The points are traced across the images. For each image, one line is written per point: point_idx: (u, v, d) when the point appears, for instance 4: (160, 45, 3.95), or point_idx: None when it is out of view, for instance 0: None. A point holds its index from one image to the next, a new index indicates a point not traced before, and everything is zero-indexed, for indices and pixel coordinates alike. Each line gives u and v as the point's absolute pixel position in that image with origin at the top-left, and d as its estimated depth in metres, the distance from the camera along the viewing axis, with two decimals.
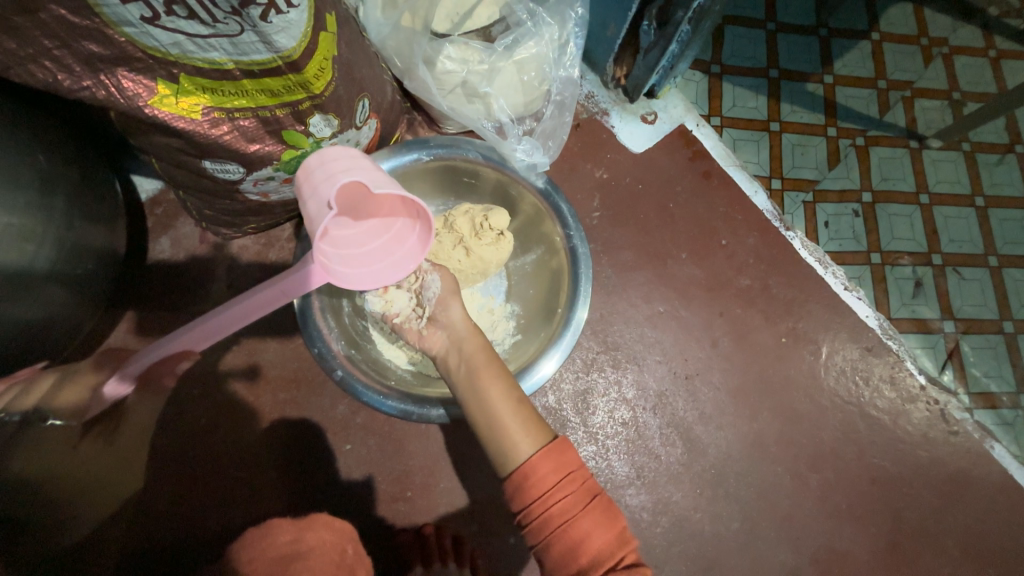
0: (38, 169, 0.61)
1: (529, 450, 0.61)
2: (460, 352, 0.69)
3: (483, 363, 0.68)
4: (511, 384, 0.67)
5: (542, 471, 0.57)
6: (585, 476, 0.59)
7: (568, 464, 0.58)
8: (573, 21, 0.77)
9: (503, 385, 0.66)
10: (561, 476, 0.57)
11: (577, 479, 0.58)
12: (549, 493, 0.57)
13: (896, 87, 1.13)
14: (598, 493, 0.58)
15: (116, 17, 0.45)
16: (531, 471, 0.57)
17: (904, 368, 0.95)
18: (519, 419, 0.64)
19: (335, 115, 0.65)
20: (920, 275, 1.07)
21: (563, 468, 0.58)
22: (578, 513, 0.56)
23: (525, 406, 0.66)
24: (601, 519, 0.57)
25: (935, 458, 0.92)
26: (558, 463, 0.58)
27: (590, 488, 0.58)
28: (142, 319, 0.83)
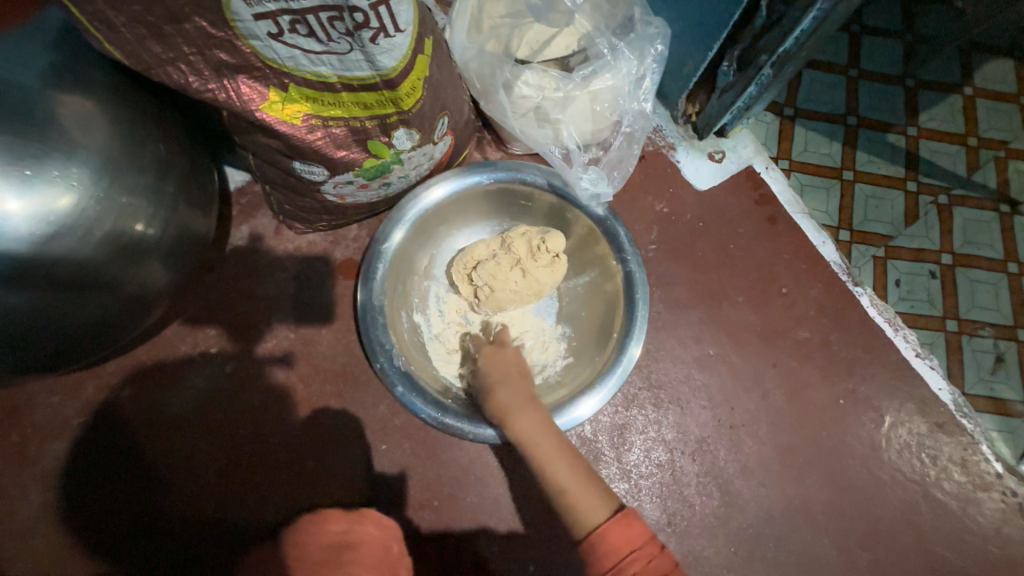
0: (159, 157, 0.68)
1: (594, 522, 0.61)
2: (510, 425, 0.70)
3: (537, 430, 0.69)
4: (573, 460, 0.67)
5: (606, 545, 0.59)
6: (649, 554, 0.58)
7: (632, 538, 0.59)
8: (652, 56, 0.79)
9: (568, 462, 0.67)
10: (625, 553, 0.58)
11: (641, 555, 0.58)
12: (613, 567, 0.58)
13: (988, 145, 1.07)
14: (665, 573, 0.57)
15: (247, 31, 0.51)
16: (595, 544, 0.59)
17: (978, 452, 0.87)
18: (580, 487, 0.64)
19: (417, 130, 0.69)
20: (1002, 350, 0.98)
21: (626, 543, 0.59)
22: None
23: (586, 473, 0.67)
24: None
25: (1009, 557, 0.83)
26: (619, 538, 0.59)
27: (656, 566, 0.58)
28: (213, 298, 0.89)
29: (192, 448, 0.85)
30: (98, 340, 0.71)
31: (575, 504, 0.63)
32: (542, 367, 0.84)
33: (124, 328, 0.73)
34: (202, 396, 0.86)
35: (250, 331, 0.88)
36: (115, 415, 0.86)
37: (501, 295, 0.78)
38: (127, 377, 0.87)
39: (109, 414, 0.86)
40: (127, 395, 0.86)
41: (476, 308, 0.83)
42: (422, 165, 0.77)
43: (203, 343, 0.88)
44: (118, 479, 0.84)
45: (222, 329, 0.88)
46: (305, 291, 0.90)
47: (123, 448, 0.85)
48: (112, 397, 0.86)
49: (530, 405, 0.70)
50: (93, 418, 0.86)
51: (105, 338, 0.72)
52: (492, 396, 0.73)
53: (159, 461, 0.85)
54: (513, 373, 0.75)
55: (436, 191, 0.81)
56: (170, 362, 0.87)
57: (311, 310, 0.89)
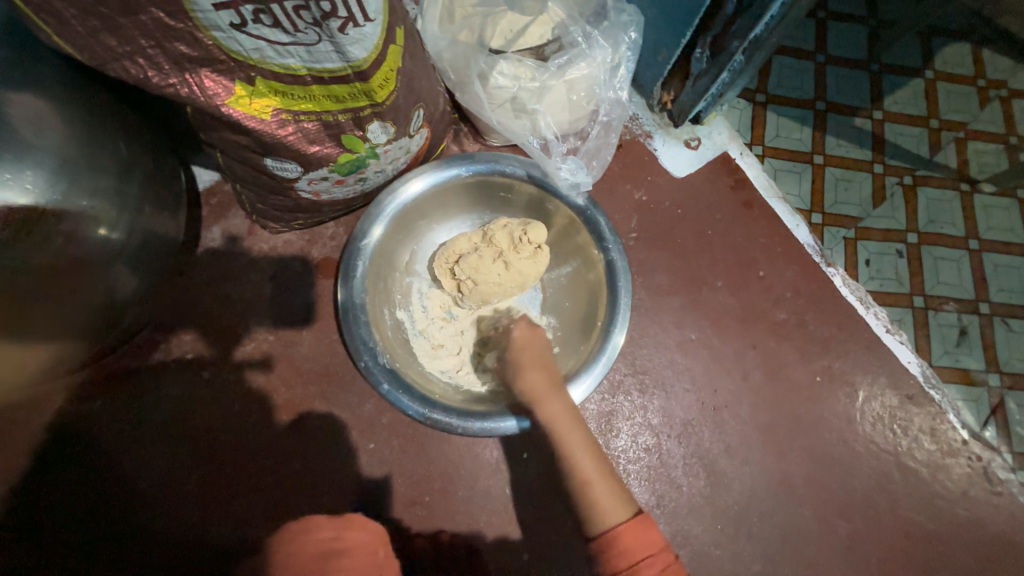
0: (119, 157, 0.65)
1: (613, 519, 0.62)
2: (540, 410, 0.70)
3: (566, 423, 0.69)
4: (595, 454, 0.69)
5: (624, 544, 0.60)
6: (666, 560, 0.60)
7: (648, 543, 0.60)
8: (626, 45, 0.79)
9: (593, 457, 0.68)
10: (642, 554, 0.60)
11: (657, 560, 0.59)
12: (627, 566, 0.59)
13: (948, 127, 1.11)
14: None
15: (207, 22, 0.48)
16: (612, 541, 0.61)
17: (946, 421, 0.91)
18: (603, 485, 0.66)
19: (392, 123, 0.68)
20: (965, 323, 1.02)
21: (644, 545, 0.60)
22: None
23: (608, 470, 0.68)
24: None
25: (976, 518, 0.88)
26: (638, 539, 0.60)
27: (670, 572, 0.59)
28: (187, 302, 0.87)
29: (171, 457, 0.83)
30: (64, 351, 0.68)
31: (595, 498, 0.65)
32: None
33: (93, 337, 0.70)
34: (178, 403, 0.84)
35: (226, 335, 0.86)
36: (86, 427, 0.83)
37: (484, 288, 0.78)
38: (97, 387, 0.84)
39: (79, 426, 0.83)
40: (99, 407, 0.83)
41: (460, 302, 0.83)
42: (398, 159, 0.76)
43: (177, 349, 0.85)
44: (92, 493, 0.81)
45: (197, 334, 0.86)
46: (283, 291, 0.88)
47: (97, 461, 0.82)
48: (83, 409, 0.83)
49: (559, 392, 0.71)
50: (63, 432, 0.82)
51: (72, 347, 0.69)
52: (523, 373, 0.73)
53: (136, 473, 0.82)
54: (543, 355, 0.76)
55: (414, 184, 0.80)
56: (144, 370, 0.84)
57: (290, 311, 0.87)
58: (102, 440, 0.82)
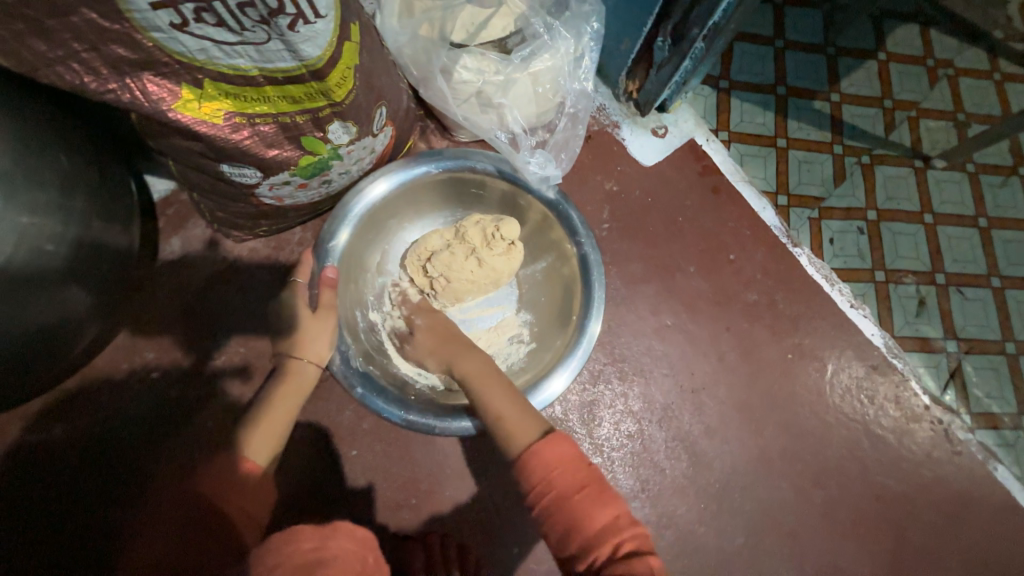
0: (61, 169, 0.61)
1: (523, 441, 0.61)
2: (456, 370, 0.72)
3: (480, 373, 0.70)
4: (509, 390, 0.67)
5: (534, 460, 0.58)
6: (576, 465, 0.57)
7: (558, 454, 0.57)
8: (588, 35, 0.79)
9: (504, 392, 0.67)
10: (551, 464, 0.57)
11: (566, 468, 0.57)
12: (540, 481, 0.57)
13: (901, 107, 1.15)
14: (587, 484, 0.56)
15: (146, 23, 0.46)
16: (523, 461, 0.59)
17: (908, 388, 0.95)
18: (515, 413, 0.64)
19: (354, 123, 0.66)
20: (924, 293, 1.07)
21: (554, 457, 0.57)
22: (567, 500, 0.55)
23: (522, 401, 0.66)
24: (587, 506, 0.55)
25: (940, 477, 0.92)
26: (547, 451, 0.58)
27: (581, 478, 0.56)
28: (150, 318, 0.83)
29: (139, 478, 0.79)
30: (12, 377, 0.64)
31: (508, 426, 0.63)
32: (506, 357, 0.85)
33: (44, 360, 0.67)
34: (146, 422, 0.81)
35: (194, 350, 0.83)
36: (46, 452, 0.79)
37: (457, 285, 0.78)
38: (57, 410, 0.80)
39: (39, 453, 0.79)
40: (60, 433, 0.79)
41: (433, 300, 0.83)
42: (363, 159, 0.74)
43: (142, 367, 0.82)
44: (57, 521, 0.77)
45: (162, 350, 0.83)
46: (251, 301, 0.85)
47: (61, 488, 0.78)
48: (43, 437, 0.79)
49: (472, 349, 0.74)
50: (23, 462, 0.78)
51: (22, 373, 0.65)
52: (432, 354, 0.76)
53: (104, 497, 0.79)
54: (449, 330, 0.78)
55: (378, 185, 0.78)
56: (108, 391, 0.81)
57: (260, 321, 0.84)
58: (63, 465, 0.79)
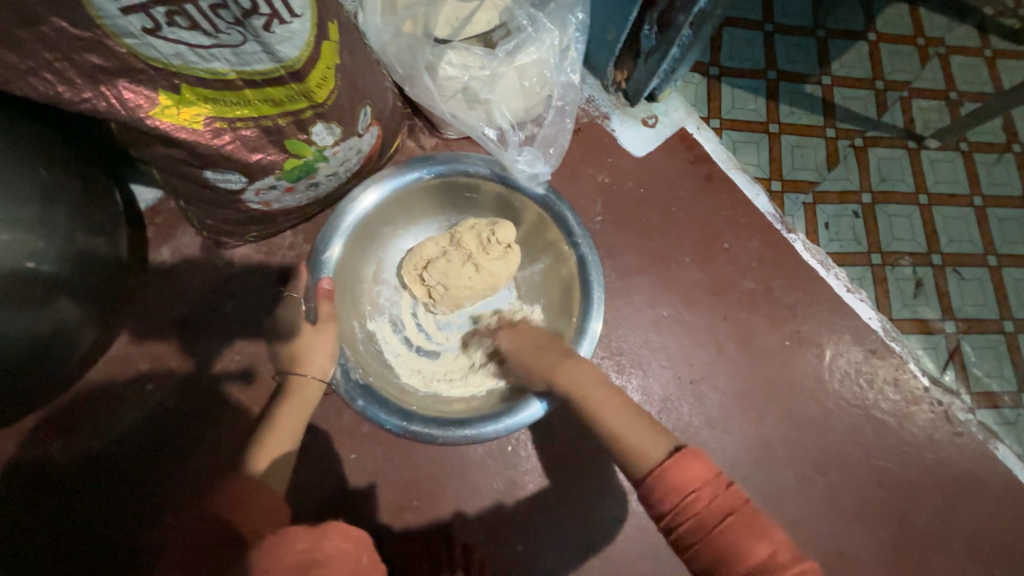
0: (40, 181, 0.60)
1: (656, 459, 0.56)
2: (556, 383, 0.68)
3: (580, 381, 0.66)
4: (619, 400, 0.63)
5: (670, 482, 0.52)
6: (717, 490, 0.51)
7: (693, 474, 0.52)
8: (573, 26, 0.77)
9: (617, 403, 0.63)
10: (691, 489, 0.52)
11: (707, 491, 0.51)
12: (678, 506, 0.51)
13: (893, 87, 1.14)
14: (734, 511, 0.50)
15: (117, 29, 0.45)
16: (656, 482, 0.53)
17: (908, 370, 0.95)
18: (633, 427, 0.60)
19: (337, 124, 0.65)
20: (921, 275, 1.07)
21: (691, 481, 0.52)
22: (711, 531, 0.50)
23: (637, 413, 0.62)
24: (737, 540, 0.49)
25: (941, 459, 0.92)
26: (682, 474, 0.52)
27: (723, 504, 0.51)
28: (143, 328, 0.82)
29: (139, 490, 0.79)
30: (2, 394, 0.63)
31: (629, 442, 0.59)
32: None
33: (35, 376, 0.66)
34: (143, 434, 0.80)
35: (189, 359, 0.82)
36: (45, 468, 0.79)
37: (456, 292, 0.78)
38: (53, 426, 0.80)
39: (38, 468, 0.79)
40: (57, 448, 0.79)
41: (432, 308, 0.82)
42: (350, 160, 0.73)
43: (136, 379, 0.81)
44: (60, 535, 0.78)
45: (157, 361, 0.82)
46: (244, 307, 0.84)
47: (62, 502, 0.78)
48: (40, 453, 0.79)
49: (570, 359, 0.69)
50: (22, 479, 0.78)
51: (13, 389, 0.64)
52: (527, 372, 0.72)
53: (105, 510, 0.79)
54: (536, 339, 0.76)
55: (369, 196, 0.77)
56: (103, 403, 0.81)
57: (253, 328, 0.84)
58: (62, 479, 0.79)
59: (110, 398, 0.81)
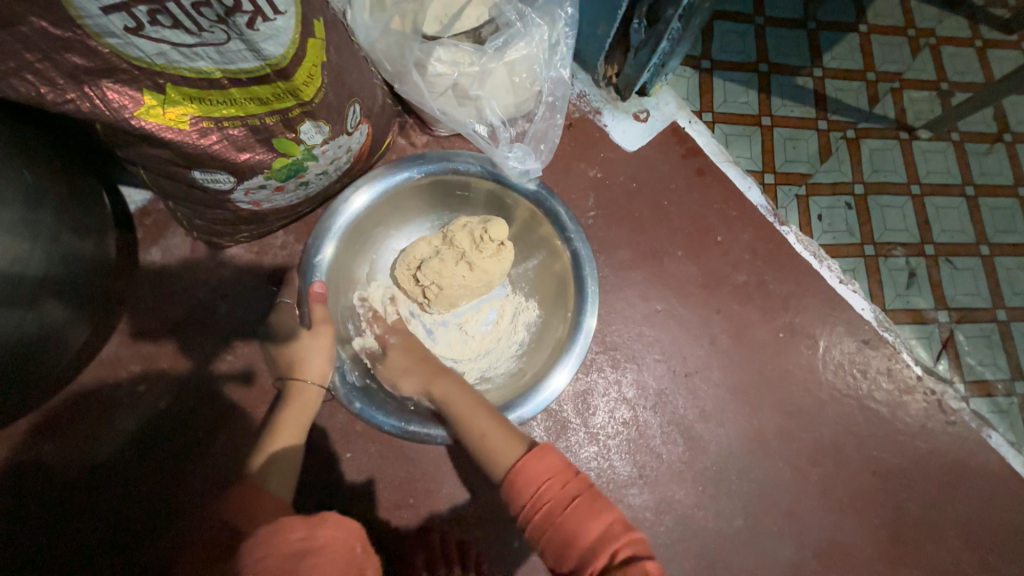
0: (25, 184, 0.59)
1: (510, 462, 0.62)
2: (431, 392, 0.74)
3: (452, 392, 0.72)
4: (485, 408, 0.69)
5: (523, 476, 0.58)
6: (568, 477, 0.57)
7: (542, 469, 0.57)
8: (563, 20, 0.76)
9: (482, 409, 0.69)
10: (541, 479, 0.57)
11: (557, 479, 0.57)
12: (532, 498, 0.56)
13: (884, 78, 1.14)
14: (580, 495, 0.55)
15: (98, 28, 0.44)
16: (511, 478, 0.59)
17: (901, 360, 0.95)
18: (495, 432, 0.66)
19: (325, 121, 0.65)
20: (913, 265, 1.07)
21: (543, 471, 0.57)
22: (559, 517, 0.55)
23: (502, 420, 0.68)
24: (580, 521, 0.54)
25: (934, 448, 0.93)
26: (536, 467, 0.58)
27: (571, 488, 0.56)
28: (134, 331, 0.82)
29: (133, 492, 0.79)
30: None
31: (489, 446, 0.65)
32: (502, 359, 0.84)
33: (26, 380, 0.66)
34: (137, 437, 0.80)
35: (182, 361, 0.82)
36: (39, 472, 0.78)
37: (450, 292, 0.78)
38: (46, 429, 0.79)
39: (31, 471, 0.78)
40: (50, 453, 0.79)
41: (427, 308, 0.82)
42: (339, 158, 0.73)
43: (129, 381, 0.81)
44: (53, 539, 0.77)
45: (150, 363, 0.82)
46: (236, 308, 0.84)
47: (56, 506, 0.78)
48: (32, 458, 0.79)
49: (445, 372, 0.75)
50: (15, 484, 0.78)
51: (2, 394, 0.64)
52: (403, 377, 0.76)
53: (99, 512, 0.78)
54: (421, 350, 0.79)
55: (361, 198, 0.78)
56: (96, 407, 0.80)
57: (247, 329, 0.83)
58: (57, 483, 0.79)
59: (103, 401, 0.80)
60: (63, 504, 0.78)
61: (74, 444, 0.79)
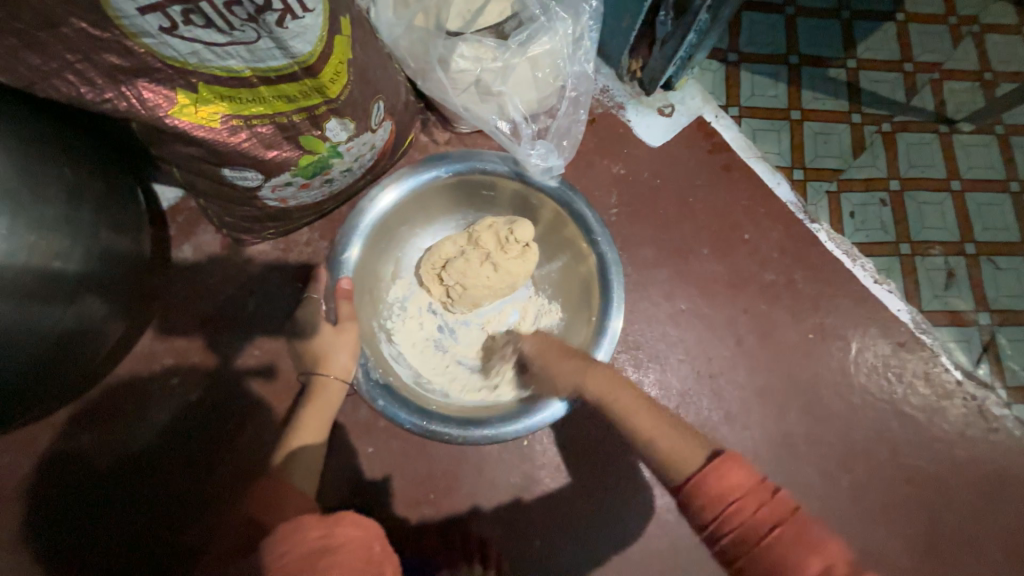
0: (65, 181, 0.62)
1: (689, 468, 0.55)
2: (584, 387, 0.68)
3: (614, 385, 0.66)
4: (646, 402, 0.64)
5: (709, 493, 0.52)
6: (763, 498, 0.50)
7: (733, 486, 0.51)
8: (587, 14, 0.75)
9: (648, 407, 0.63)
10: (733, 499, 0.51)
11: (751, 501, 0.50)
12: (719, 518, 0.51)
13: (923, 69, 1.09)
14: (783, 521, 0.49)
15: (135, 28, 0.45)
16: (693, 493, 0.53)
17: (939, 364, 0.91)
18: (667, 435, 0.60)
19: (350, 118, 0.65)
20: (953, 265, 1.02)
21: (732, 491, 0.51)
22: (756, 543, 0.49)
23: (668, 419, 0.62)
24: (788, 551, 0.48)
25: (974, 456, 0.89)
26: (724, 483, 0.52)
27: (771, 514, 0.49)
28: (166, 324, 0.85)
29: (165, 481, 0.82)
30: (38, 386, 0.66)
31: (662, 448, 0.59)
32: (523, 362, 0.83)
33: (67, 370, 0.69)
34: (169, 427, 0.83)
35: (211, 354, 0.84)
36: (78, 459, 0.82)
37: (474, 292, 0.77)
38: (85, 418, 0.82)
39: (71, 458, 0.82)
40: (88, 441, 0.82)
41: (450, 307, 0.82)
42: (363, 155, 0.73)
43: (161, 373, 0.84)
44: (90, 524, 0.81)
45: (181, 355, 0.84)
46: (262, 303, 0.85)
47: (93, 492, 0.81)
48: (72, 445, 0.82)
49: (598, 363, 0.69)
50: (56, 470, 0.82)
51: (45, 383, 0.67)
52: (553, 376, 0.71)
53: (134, 500, 0.81)
54: (563, 346, 0.74)
55: (386, 197, 0.78)
56: (131, 397, 0.83)
57: (272, 324, 0.85)
58: (94, 470, 0.82)
59: (138, 392, 0.83)
60: (100, 491, 0.81)
61: (111, 433, 0.82)
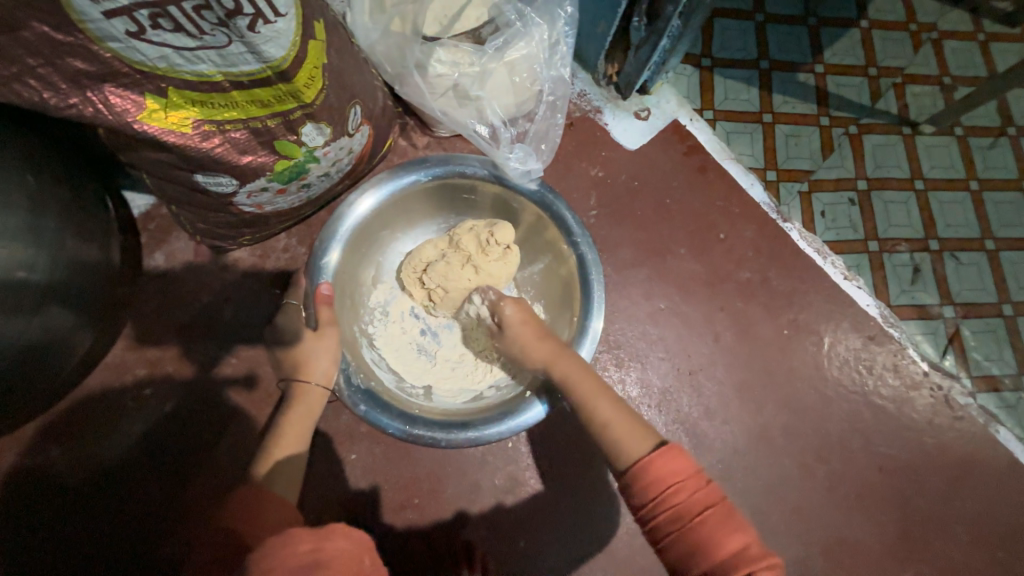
0: (28, 189, 0.60)
1: (639, 453, 0.59)
2: (552, 370, 0.70)
3: (576, 374, 0.69)
4: (606, 391, 0.67)
5: (653, 474, 0.55)
6: (698, 484, 0.54)
7: (674, 471, 0.55)
8: (562, 20, 0.76)
9: (609, 397, 0.66)
10: (673, 482, 0.54)
11: (688, 485, 0.54)
12: (659, 497, 0.54)
13: (886, 74, 1.13)
14: (714, 504, 0.53)
15: (101, 33, 0.44)
16: (638, 473, 0.56)
17: (907, 355, 0.95)
18: (623, 422, 0.63)
19: (327, 123, 0.65)
20: (918, 261, 1.06)
21: (674, 475, 0.54)
22: (688, 524, 0.52)
23: (625, 408, 0.66)
24: (715, 532, 0.51)
25: (942, 443, 0.92)
26: (666, 468, 0.55)
27: (705, 498, 0.53)
28: (139, 335, 0.82)
29: (140, 495, 0.79)
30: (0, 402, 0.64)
31: (616, 434, 0.62)
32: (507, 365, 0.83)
33: (32, 384, 0.66)
34: (143, 440, 0.80)
35: (187, 364, 0.82)
36: (45, 475, 0.79)
37: (455, 295, 0.78)
38: (53, 433, 0.79)
39: (38, 475, 0.79)
40: (57, 456, 0.79)
41: (432, 310, 0.82)
42: (341, 160, 0.73)
43: (134, 385, 0.81)
44: (59, 543, 0.77)
45: (154, 366, 0.82)
46: (240, 311, 0.84)
47: (63, 509, 0.78)
48: (40, 462, 0.79)
49: (570, 351, 0.71)
50: (22, 488, 0.78)
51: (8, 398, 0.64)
52: (531, 349, 0.72)
53: (107, 516, 0.79)
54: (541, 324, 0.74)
55: (366, 202, 0.78)
56: (102, 410, 0.81)
57: (250, 331, 0.83)
58: (64, 486, 0.79)
59: (109, 404, 0.81)
60: (70, 508, 0.78)
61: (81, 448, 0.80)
